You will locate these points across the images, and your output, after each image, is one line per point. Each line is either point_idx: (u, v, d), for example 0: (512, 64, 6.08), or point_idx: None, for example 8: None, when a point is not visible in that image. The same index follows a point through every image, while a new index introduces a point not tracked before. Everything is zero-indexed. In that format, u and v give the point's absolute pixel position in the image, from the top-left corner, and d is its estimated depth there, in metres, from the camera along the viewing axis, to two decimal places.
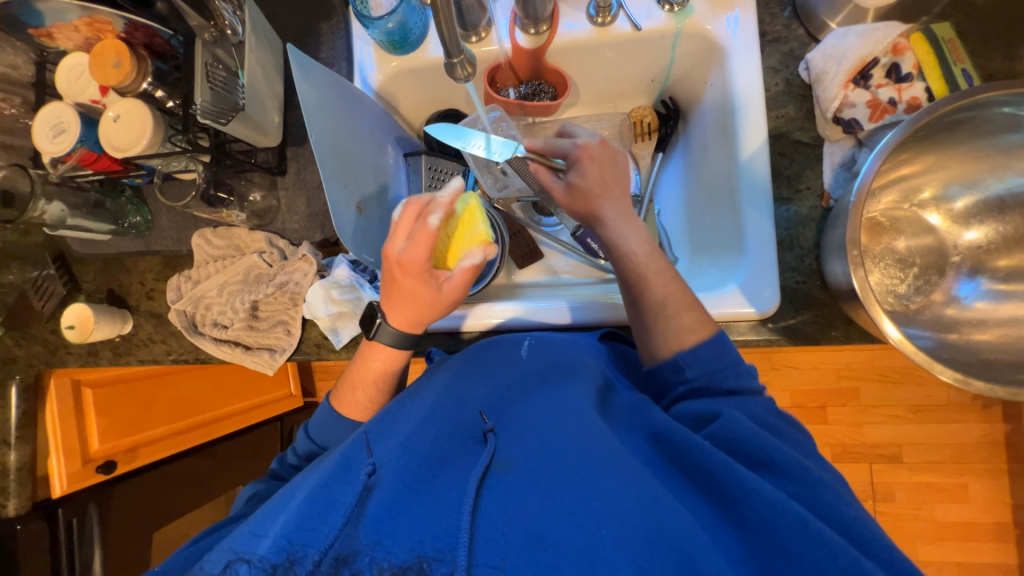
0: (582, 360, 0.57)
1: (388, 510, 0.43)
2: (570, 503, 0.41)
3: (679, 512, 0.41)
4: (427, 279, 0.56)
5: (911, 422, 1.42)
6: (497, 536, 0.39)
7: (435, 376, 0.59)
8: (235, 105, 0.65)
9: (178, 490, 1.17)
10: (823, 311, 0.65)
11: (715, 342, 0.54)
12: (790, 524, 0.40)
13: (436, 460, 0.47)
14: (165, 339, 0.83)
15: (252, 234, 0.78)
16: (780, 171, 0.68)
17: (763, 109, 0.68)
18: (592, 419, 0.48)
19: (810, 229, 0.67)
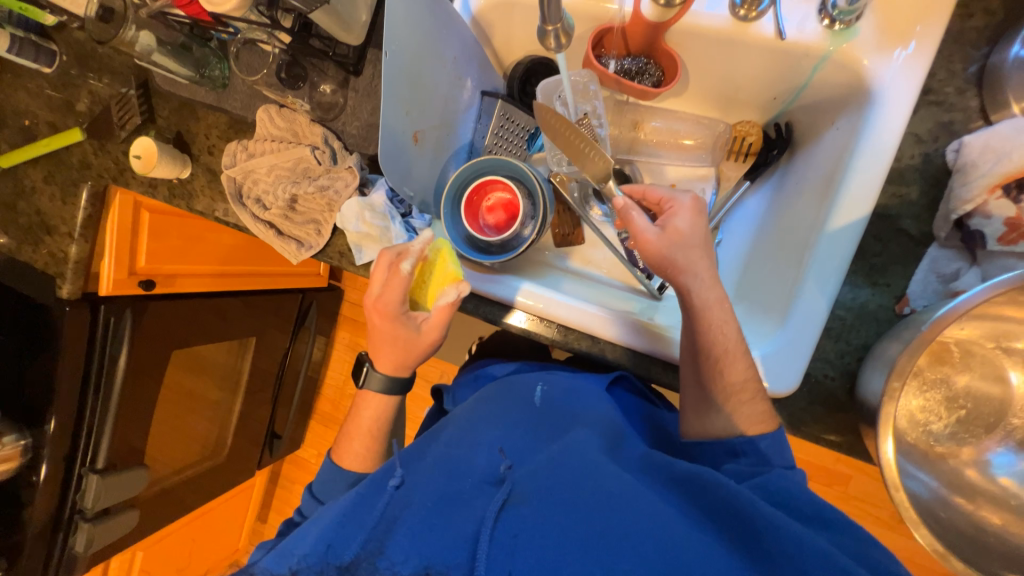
0: (588, 414, 0.63)
1: (413, 530, 0.47)
2: (584, 533, 0.44)
3: (698, 542, 0.44)
4: (403, 321, 0.66)
5: (889, 529, 1.37)
6: (516, 552, 0.42)
7: (457, 422, 0.65)
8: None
9: (204, 326, 1.31)
10: (837, 415, 0.61)
11: (777, 436, 0.56)
12: (818, 563, 0.42)
13: (456, 492, 0.51)
14: (213, 197, 0.88)
15: (311, 125, 0.78)
16: (866, 255, 0.60)
17: (882, 181, 0.58)
18: (604, 460, 0.52)
19: (868, 329, 0.60)
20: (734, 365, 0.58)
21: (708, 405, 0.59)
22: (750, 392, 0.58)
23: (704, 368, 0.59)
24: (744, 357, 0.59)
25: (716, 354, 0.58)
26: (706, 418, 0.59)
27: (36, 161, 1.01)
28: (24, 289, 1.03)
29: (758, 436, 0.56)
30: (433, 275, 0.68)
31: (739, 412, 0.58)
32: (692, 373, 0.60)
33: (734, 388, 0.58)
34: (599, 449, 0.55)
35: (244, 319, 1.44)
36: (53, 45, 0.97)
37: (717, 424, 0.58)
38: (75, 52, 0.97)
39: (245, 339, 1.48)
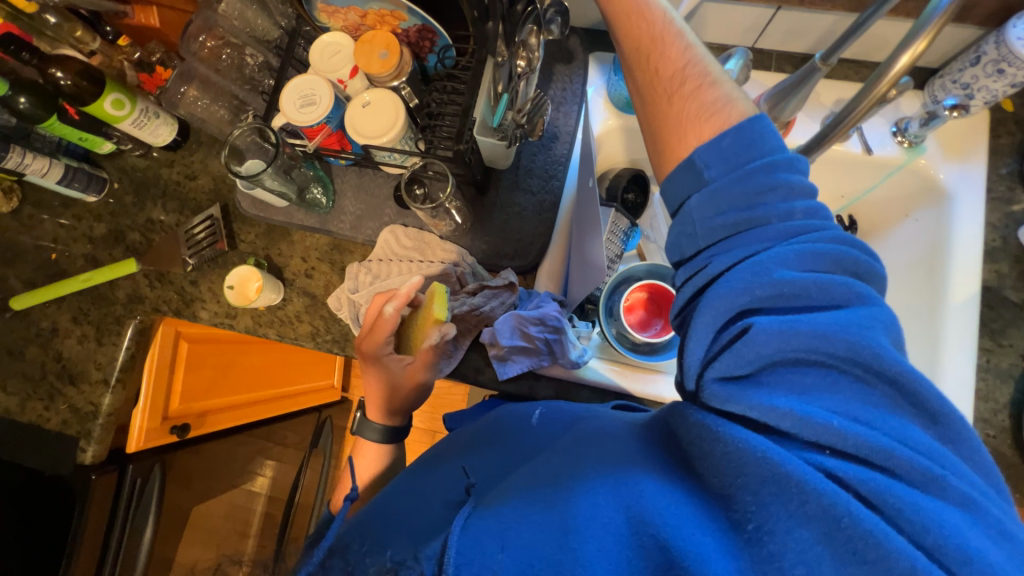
0: (586, 415, 0.56)
1: (397, 538, 0.45)
2: (547, 521, 0.40)
3: (678, 503, 0.38)
4: (382, 364, 0.68)
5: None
6: (480, 544, 0.39)
7: (450, 457, 0.60)
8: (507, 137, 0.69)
9: (209, 470, 1.13)
10: (1011, 470, 0.65)
11: (742, 136, 0.43)
12: (796, 500, 0.33)
13: (428, 525, 0.47)
14: (313, 321, 0.81)
15: (443, 243, 0.77)
16: (986, 322, 0.70)
17: (979, 262, 0.70)
18: (587, 443, 0.47)
19: (1008, 386, 0.68)
20: (664, 58, 0.47)
21: (653, 129, 0.48)
22: (695, 85, 0.46)
23: (641, 74, 0.49)
24: (679, 44, 0.48)
25: (635, 54, 0.49)
26: (663, 143, 0.47)
27: (60, 299, 0.87)
28: (23, 459, 0.82)
29: (717, 135, 0.43)
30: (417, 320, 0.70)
31: (698, 107, 0.45)
32: (640, 100, 0.49)
33: (675, 85, 0.47)
34: (592, 433, 0.49)
35: (234, 461, 1.23)
36: (103, 173, 0.89)
37: (682, 143, 0.45)
38: (130, 179, 0.90)
39: (245, 480, 1.32)
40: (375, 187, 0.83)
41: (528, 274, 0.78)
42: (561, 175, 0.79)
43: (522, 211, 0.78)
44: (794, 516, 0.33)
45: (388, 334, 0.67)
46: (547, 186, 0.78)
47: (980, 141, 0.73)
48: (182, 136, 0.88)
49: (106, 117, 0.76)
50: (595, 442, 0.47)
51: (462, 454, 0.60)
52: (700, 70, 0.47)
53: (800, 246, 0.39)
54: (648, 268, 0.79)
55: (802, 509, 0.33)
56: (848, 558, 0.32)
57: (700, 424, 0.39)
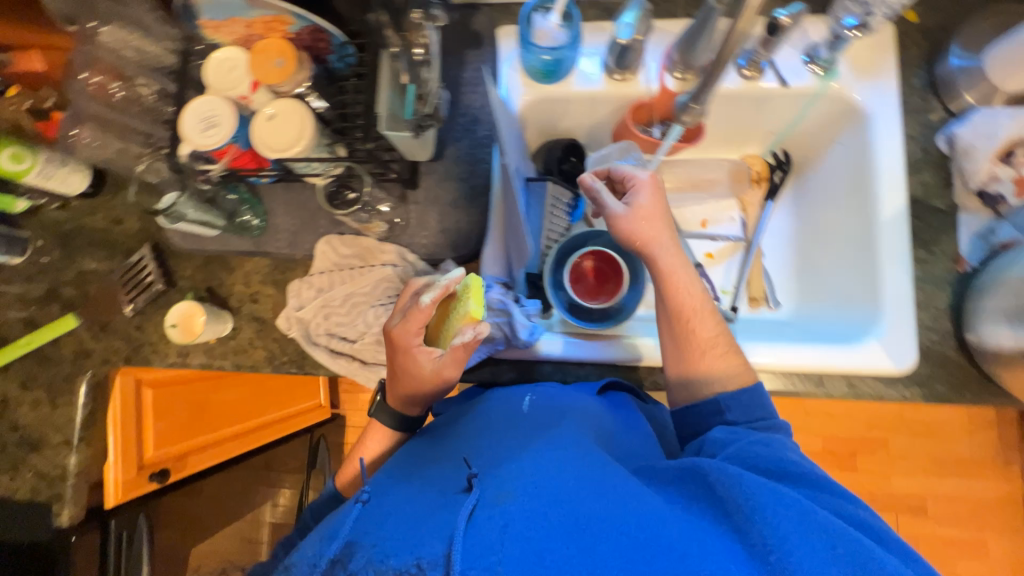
0: (581, 416, 0.60)
1: (392, 536, 0.43)
2: (567, 523, 0.40)
3: (687, 526, 0.43)
4: (412, 354, 0.63)
5: (850, 470, 1.62)
6: (485, 541, 0.38)
7: (448, 455, 0.58)
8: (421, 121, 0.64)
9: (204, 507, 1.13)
10: (958, 371, 0.68)
11: (755, 391, 0.63)
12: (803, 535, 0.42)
13: (425, 513, 0.45)
14: (267, 345, 0.79)
15: (381, 245, 0.76)
16: (918, 233, 0.71)
17: (903, 175, 0.72)
18: (596, 454, 0.51)
19: (946, 291, 0.70)
20: (703, 323, 0.66)
21: (683, 360, 0.66)
22: (724, 348, 0.66)
23: (679, 327, 0.66)
24: (716, 318, 0.67)
25: (680, 326, 0.66)
26: (695, 383, 0.65)
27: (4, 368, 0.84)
28: None
29: (738, 391, 0.63)
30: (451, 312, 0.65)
31: (718, 363, 0.64)
32: (677, 350, 0.66)
33: (707, 344, 0.65)
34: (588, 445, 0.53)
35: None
36: (25, 233, 0.86)
37: (711, 387, 0.64)
38: (54, 234, 0.86)
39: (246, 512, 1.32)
40: (305, 200, 0.81)
41: (472, 262, 0.78)
42: (488, 157, 0.78)
43: (455, 200, 0.77)
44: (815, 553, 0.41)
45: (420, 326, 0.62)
46: (477, 170, 0.78)
47: (889, 56, 0.73)
48: (99, 180, 0.85)
49: (7, 174, 0.73)
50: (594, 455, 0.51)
51: (462, 442, 0.60)
52: (727, 340, 0.66)
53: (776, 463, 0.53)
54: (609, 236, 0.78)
55: (827, 550, 0.41)
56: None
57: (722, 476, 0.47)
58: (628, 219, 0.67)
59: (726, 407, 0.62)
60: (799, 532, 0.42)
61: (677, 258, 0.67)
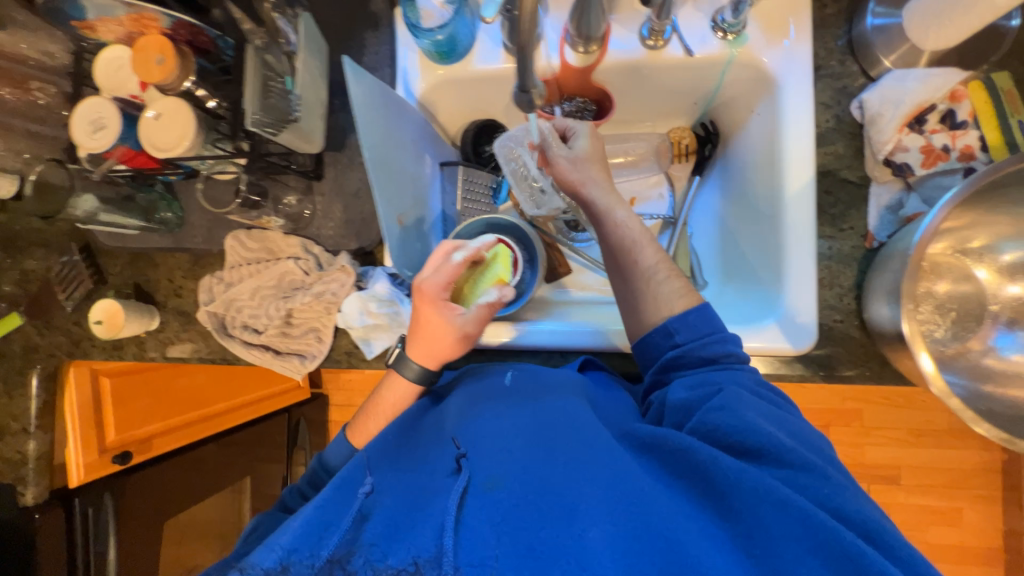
0: (564, 390, 0.62)
1: (387, 535, 0.46)
2: (554, 515, 0.44)
3: (667, 505, 0.46)
4: (442, 309, 0.62)
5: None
6: (478, 540, 0.43)
7: (437, 428, 0.61)
8: (286, 117, 0.62)
9: (183, 489, 1.16)
10: (857, 349, 0.66)
11: (704, 310, 0.61)
12: (779, 514, 0.43)
13: (425, 499, 0.50)
14: (192, 337, 0.83)
15: (286, 238, 0.77)
16: (825, 208, 0.68)
17: (813, 146, 0.67)
18: (580, 429, 0.53)
19: (851, 268, 0.67)
20: (644, 253, 0.65)
21: (630, 296, 0.65)
22: (669, 272, 0.65)
23: (621, 260, 0.66)
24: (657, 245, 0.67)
25: (614, 259, 0.67)
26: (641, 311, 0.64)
27: None
28: None
29: (685, 312, 0.61)
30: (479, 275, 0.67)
31: (666, 286, 0.63)
32: (624, 282, 0.66)
33: (652, 271, 0.64)
34: (572, 420, 0.55)
35: (232, 463, 1.30)
36: None
37: (659, 313, 0.63)
38: None
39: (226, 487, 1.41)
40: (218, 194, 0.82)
41: (378, 251, 0.79)
42: None
43: (359, 189, 0.78)
44: (796, 540, 0.42)
45: (451, 282, 0.62)
46: None
47: (803, 15, 0.68)
48: None
49: None
50: (573, 434, 0.52)
51: (453, 415, 0.62)
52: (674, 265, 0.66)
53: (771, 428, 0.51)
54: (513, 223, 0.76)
55: (810, 540, 0.41)
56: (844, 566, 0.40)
57: (701, 451, 0.48)
58: (572, 166, 0.69)
59: (675, 329, 0.61)
60: (773, 516, 0.43)
61: (612, 196, 0.69)
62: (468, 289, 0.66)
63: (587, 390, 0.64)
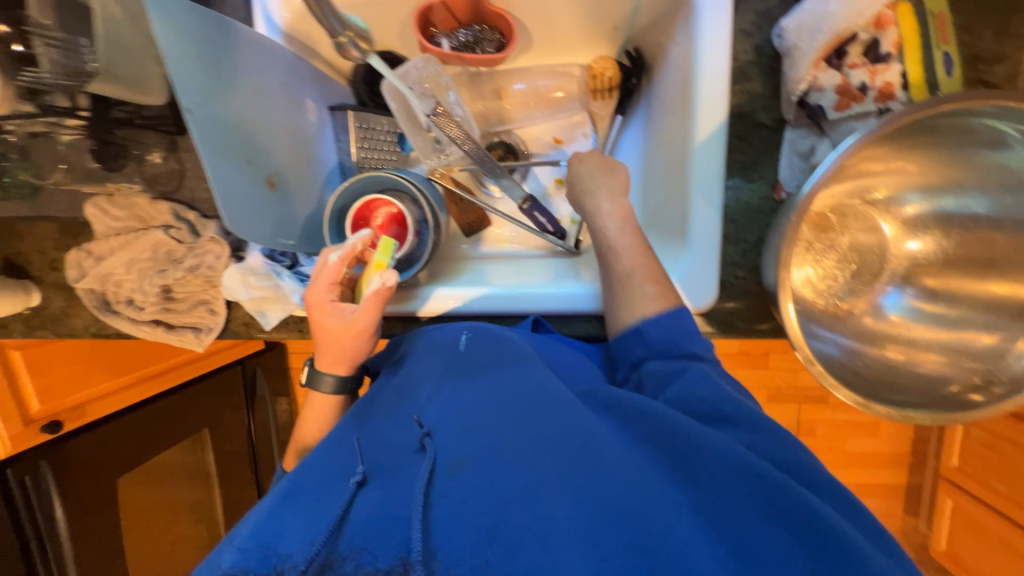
0: (524, 354, 0.57)
1: (367, 530, 0.38)
2: (524, 497, 0.39)
3: (642, 469, 0.42)
4: (331, 311, 0.58)
5: (759, 367, 1.50)
6: (457, 532, 0.37)
7: (394, 400, 0.56)
8: (83, 71, 0.58)
9: (132, 444, 1.16)
10: (757, 305, 0.65)
11: (676, 313, 0.57)
12: (742, 484, 0.40)
13: (394, 478, 0.43)
14: (81, 312, 0.75)
15: (154, 205, 0.69)
16: (736, 156, 0.63)
17: (728, 82, 0.60)
18: (546, 396, 0.48)
19: (758, 222, 0.63)
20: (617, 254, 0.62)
21: (611, 300, 0.62)
22: (640, 271, 0.60)
23: (608, 267, 0.63)
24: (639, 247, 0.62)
25: (602, 266, 0.64)
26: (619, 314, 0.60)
27: None
28: None
29: (656, 313, 0.57)
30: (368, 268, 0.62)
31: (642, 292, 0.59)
32: (606, 287, 0.63)
33: (626, 274, 0.61)
34: (534, 387, 0.50)
35: (189, 417, 1.29)
36: None
37: (632, 311, 0.59)
38: None
39: None
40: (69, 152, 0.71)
41: None
42: None
43: None
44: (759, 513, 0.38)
45: (333, 282, 0.59)
46: None
47: None
48: None
49: None
50: (537, 404, 0.48)
51: (418, 386, 0.56)
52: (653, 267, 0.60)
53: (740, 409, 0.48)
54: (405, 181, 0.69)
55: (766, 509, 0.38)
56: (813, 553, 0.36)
57: (670, 417, 0.45)
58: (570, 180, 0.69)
59: (642, 330, 0.57)
60: (738, 489, 0.39)
61: (615, 198, 0.65)
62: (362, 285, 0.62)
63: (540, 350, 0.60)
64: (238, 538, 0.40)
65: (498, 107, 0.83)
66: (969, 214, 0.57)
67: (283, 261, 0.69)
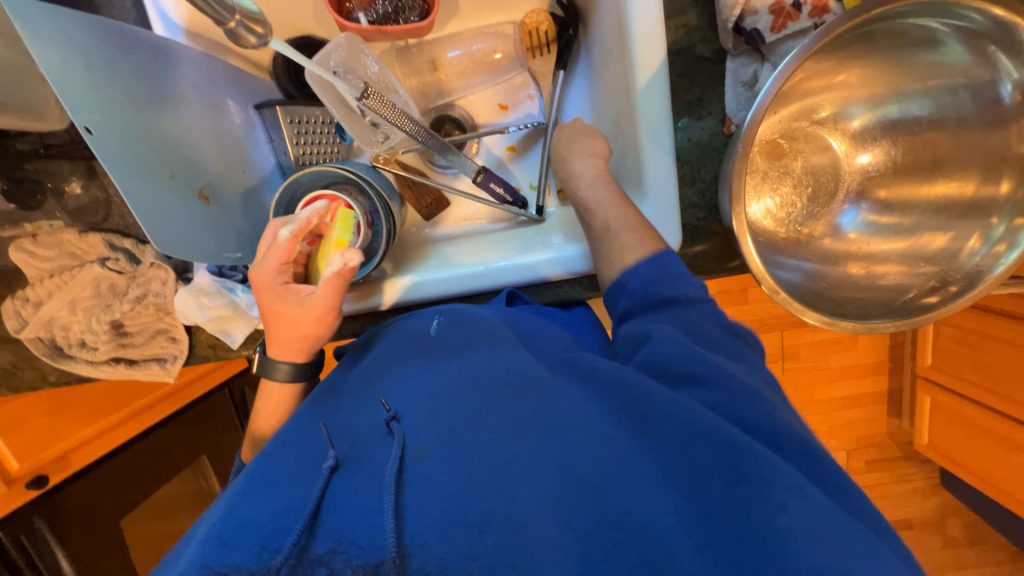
0: (489, 327, 0.56)
1: (335, 519, 0.38)
2: (488, 478, 0.39)
3: (606, 438, 0.42)
4: (286, 291, 0.56)
5: (739, 303, 1.52)
6: (417, 519, 0.37)
7: (358, 389, 0.54)
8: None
9: (129, 485, 1.14)
10: (722, 243, 0.65)
11: (662, 256, 0.56)
12: (708, 444, 0.39)
13: (360, 462, 0.43)
14: (32, 364, 0.71)
15: (85, 238, 0.64)
16: (682, 95, 0.61)
17: (662, 18, 0.57)
18: (510, 373, 0.47)
19: (711, 159, 0.63)
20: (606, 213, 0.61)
21: (597, 252, 0.61)
22: (633, 226, 0.59)
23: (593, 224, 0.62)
24: (622, 205, 0.62)
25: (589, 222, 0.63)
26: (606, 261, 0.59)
27: None
28: None
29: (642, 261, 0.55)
30: (324, 245, 0.60)
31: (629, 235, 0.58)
32: (595, 243, 0.62)
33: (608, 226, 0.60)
34: (504, 366, 0.49)
35: (183, 447, 1.25)
36: None
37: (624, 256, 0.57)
38: None
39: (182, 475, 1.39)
40: None
41: None
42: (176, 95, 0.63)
43: None
44: (725, 477, 0.38)
45: (286, 261, 0.56)
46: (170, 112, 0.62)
47: None
48: None
49: None
50: (504, 381, 0.47)
51: (377, 373, 0.55)
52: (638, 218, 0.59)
53: (735, 369, 0.47)
54: (351, 173, 0.65)
55: (735, 469, 0.38)
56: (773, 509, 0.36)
57: (642, 385, 0.45)
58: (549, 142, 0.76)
59: (624, 282, 0.56)
60: (702, 449, 0.39)
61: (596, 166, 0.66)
62: (318, 264, 0.60)
63: (511, 321, 0.59)
64: (204, 535, 0.39)
65: (435, 79, 0.80)
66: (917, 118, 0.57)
67: (234, 276, 0.66)
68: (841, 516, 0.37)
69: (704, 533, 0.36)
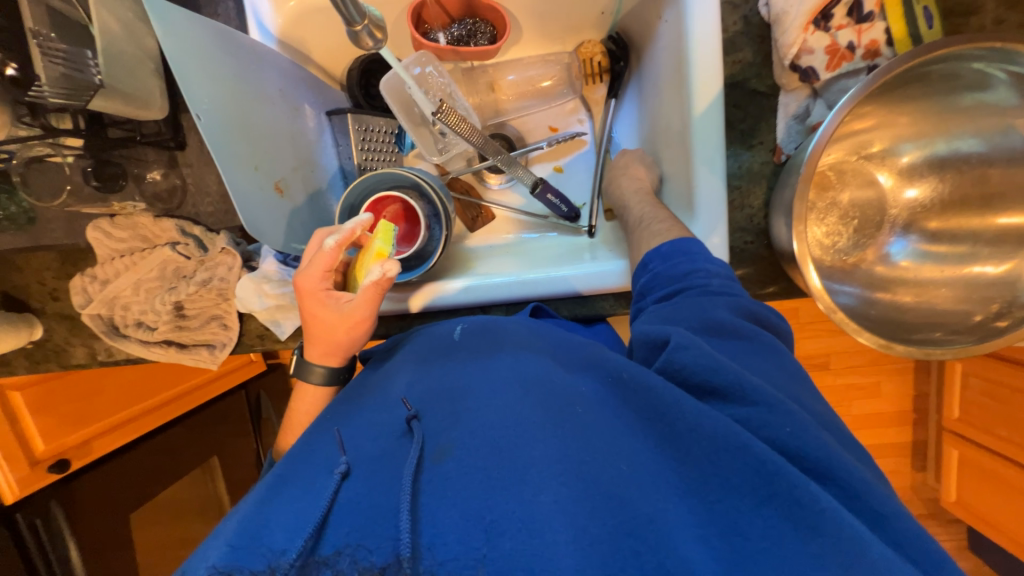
0: (514, 335, 0.55)
1: (350, 518, 0.35)
2: (509, 476, 0.37)
3: (628, 451, 0.40)
4: (326, 297, 0.58)
5: None
6: (437, 519, 0.34)
7: (381, 388, 0.53)
8: (89, 83, 0.55)
9: (145, 478, 1.13)
10: (768, 267, 0.67)
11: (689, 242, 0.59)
12: (734, 459, 0.37)
13: (377, 462, 0.40)
14: (85, 342, 0.73)
15: (159, 223, 0.67)
16: (734, 125, 0.64)
17: (719, 53, 0.61)
18: (532, 380, 0.46)
19: (760, 186, 0.65)
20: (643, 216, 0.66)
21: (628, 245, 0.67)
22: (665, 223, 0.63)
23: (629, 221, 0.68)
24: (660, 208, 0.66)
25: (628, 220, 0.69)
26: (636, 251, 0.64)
27: None
28: None
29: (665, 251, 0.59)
30: (364, 255, 0.60)
31: (658, 238, 0.61)
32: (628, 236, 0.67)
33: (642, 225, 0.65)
34: (526, 371, 0.48)
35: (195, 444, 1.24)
36: None
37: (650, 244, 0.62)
38: None
39: None
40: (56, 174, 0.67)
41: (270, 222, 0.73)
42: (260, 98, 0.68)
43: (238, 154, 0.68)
44: (759, 496, 0.35)
45: (329, 269, 0.58)
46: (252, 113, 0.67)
47: None
48: None
49: None
50: (528, 386, 0.45)
51: (398, 377, 0.54)
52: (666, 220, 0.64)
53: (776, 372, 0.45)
54: (415, 177, 0.69)
55: (769, 488, 0.35)
56: (814, 534, 0.33)
57: (666, 393, 0.42)
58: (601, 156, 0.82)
59: (647, 260, 0.59)
60: (730, 463, 0.37)
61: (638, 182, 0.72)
62: (358, 273, 0.61)
63: (541, 326, 0.60)
64: (223, 535, 0.37)
65: (492, 100, 0.85)
66: (963, 158, 0.60)
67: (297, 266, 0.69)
68: (909, 532, 0.36)
69: (739, 555, 0.33)
